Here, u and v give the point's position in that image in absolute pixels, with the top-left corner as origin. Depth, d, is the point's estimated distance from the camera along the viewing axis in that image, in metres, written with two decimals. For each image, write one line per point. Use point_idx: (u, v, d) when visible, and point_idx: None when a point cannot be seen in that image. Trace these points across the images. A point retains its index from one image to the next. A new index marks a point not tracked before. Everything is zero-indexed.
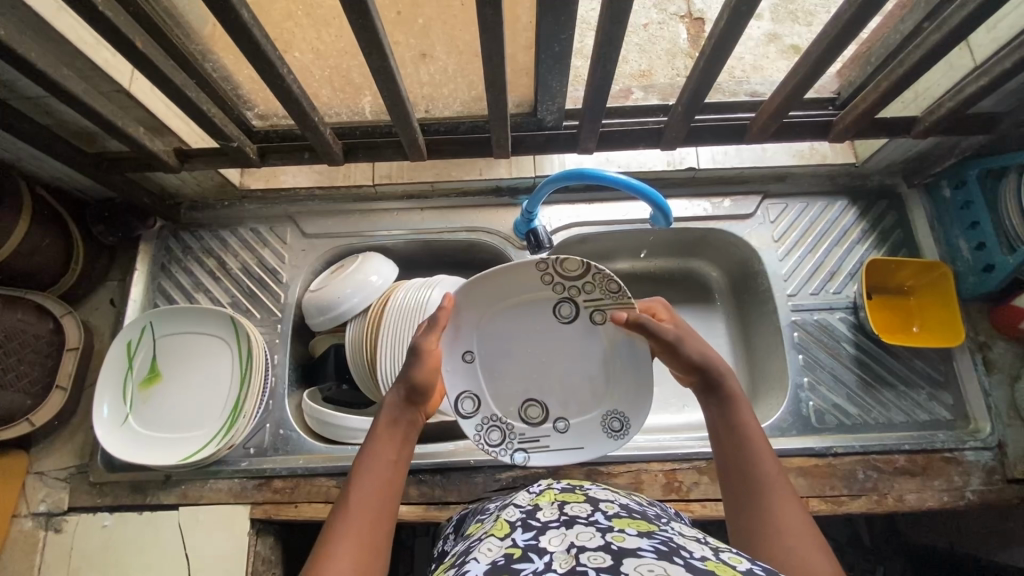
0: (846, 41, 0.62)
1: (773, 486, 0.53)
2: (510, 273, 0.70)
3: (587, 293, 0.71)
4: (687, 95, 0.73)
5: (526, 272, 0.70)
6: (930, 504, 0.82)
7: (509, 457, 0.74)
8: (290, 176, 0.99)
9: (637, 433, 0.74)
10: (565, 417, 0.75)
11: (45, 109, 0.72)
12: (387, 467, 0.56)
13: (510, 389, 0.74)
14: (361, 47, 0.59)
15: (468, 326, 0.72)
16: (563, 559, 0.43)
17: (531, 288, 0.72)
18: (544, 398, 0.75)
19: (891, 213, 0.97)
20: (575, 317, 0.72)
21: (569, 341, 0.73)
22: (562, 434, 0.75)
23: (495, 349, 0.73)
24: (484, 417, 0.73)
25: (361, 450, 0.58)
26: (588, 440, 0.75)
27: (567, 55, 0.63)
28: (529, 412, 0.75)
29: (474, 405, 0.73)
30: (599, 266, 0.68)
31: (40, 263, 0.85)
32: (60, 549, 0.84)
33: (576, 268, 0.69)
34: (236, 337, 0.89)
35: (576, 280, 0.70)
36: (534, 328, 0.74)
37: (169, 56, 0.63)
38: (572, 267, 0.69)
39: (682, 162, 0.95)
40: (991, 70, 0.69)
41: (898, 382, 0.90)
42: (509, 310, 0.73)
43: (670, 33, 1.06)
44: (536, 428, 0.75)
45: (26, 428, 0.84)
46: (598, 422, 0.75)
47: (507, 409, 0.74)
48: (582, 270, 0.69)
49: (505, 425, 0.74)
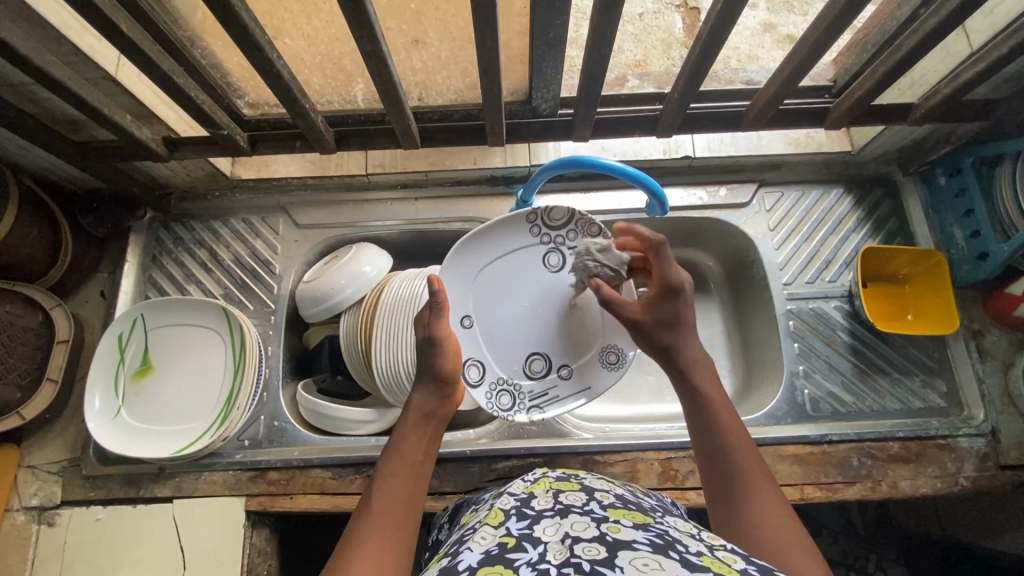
0: (843, 26, 0.62)
1: (755, 478, 0.54)
2: (498, 227, 0.79)
3: (571, 240, 0.79)
4: (683, 82, 0.72)
5: (515, 227, 0.79)
6: (924, 491, 0.82)
7: (524, 415, 0.80)
8: (281, 166, 0.97)
9: (633, 361, 0.80)
10: (567, 363, 0.81)
11: (30, 96, 0.71)
12: (413, 460, 0.60)
13: (514, 349, 0.80)
14: (351, 29, 0.58)
15: (464, 287, 0.79)
16: (558, 550, 0.43)
17: (521, 241, 0.80)
18: (546, 350, 0.81)
19: (886, 201, 0.97)
20: (563, 268, 0.80)
21: (560, 288, 0.80)
22: (568, 380, 0.81)
23: (492, 311, 0.80)
24: (492, 383, 0.79)
25: (389, 444, 0.61)
26: (594, 381, 0.81)
27: (561, 42, 0.62)
28: (533, 367, 0.81)
29: (480, 371, 0.79)
30: (581, 211, 0.78)
31: (27, 256, 0.84)
32: (54, 543, 0.83)
33: (561, 217, 0.79)
34: (229, 326, 0.88)
35: (560, 229, 0.79)
36: (526, 280, 0.80)
37: (155, 40, 0.62)
38: (558, 216, 0.79)
39: (678, 150, 0.94)
40: (988, 55, 0.68)
41: (893, 370, 0.90)
42: (503, 266, 0.80)
43: (666, 23, 1.05)
44: (542, 381, 0.81)
45: (16, 421, 0.83)
46: (596, 360, 0.81)
47: (512, 370, 0.80)
48: (567, 218, 0.79)
49: (513, 387, 0.80)
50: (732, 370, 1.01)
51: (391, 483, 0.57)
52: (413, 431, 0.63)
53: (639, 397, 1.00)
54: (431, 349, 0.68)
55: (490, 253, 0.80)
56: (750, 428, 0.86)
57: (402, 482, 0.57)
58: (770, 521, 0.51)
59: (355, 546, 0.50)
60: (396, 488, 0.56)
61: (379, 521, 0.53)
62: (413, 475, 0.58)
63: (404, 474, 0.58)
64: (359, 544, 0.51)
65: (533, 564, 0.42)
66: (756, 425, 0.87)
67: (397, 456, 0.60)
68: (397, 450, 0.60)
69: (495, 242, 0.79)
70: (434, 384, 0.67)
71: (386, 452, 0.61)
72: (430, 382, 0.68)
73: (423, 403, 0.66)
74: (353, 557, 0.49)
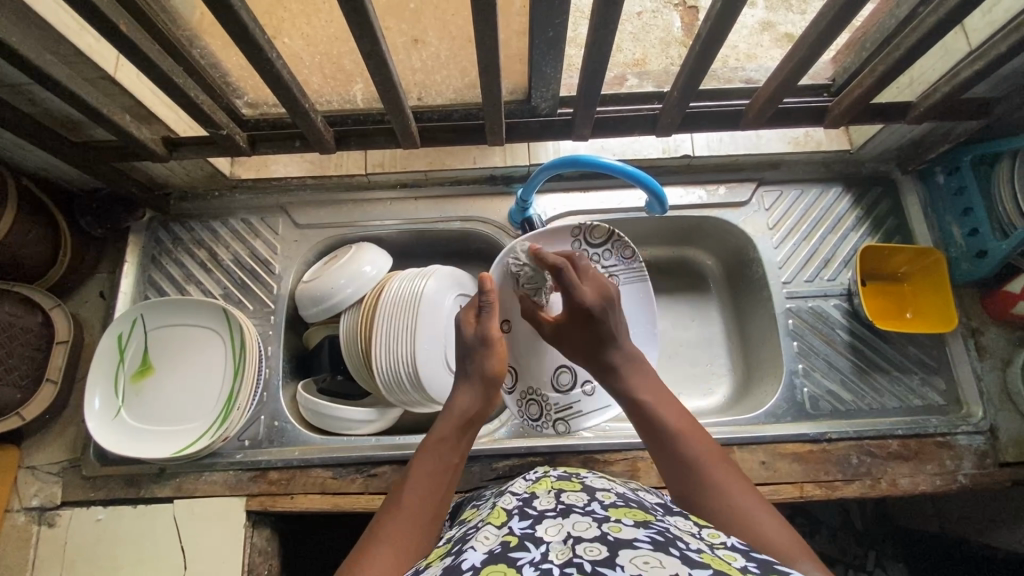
0: (841, 26, 0.62)
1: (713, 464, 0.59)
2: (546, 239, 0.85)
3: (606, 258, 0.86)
4: (682, 81, 0.72)
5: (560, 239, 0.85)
6: (923, 488, 0.83)
7: (548, 427, 0.87)
8: (280, 166, 0.98)
9: None
10: (591, 381, 0.87)
11: (28, 96, 0.71)
12: (448, 465, 0.64)
13: (543, 362, 0.87)
14: (351, 28, 0.57)
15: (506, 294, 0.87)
16: (560, 550, 0.43)
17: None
18: (574, 366, 0.87)
19: (886, 200, 0.97)
20: None
21: None
22: (591, 396, 0.87)
23: (528, 319, 0.88)
24: (522, 392, 0.87)
25: (429, 441, 0.66)
26: (615, 399, 0.87)
27: (561, 41, 0.62)
28: (560, 379, 0.87)
29: (513, 378, 0.87)
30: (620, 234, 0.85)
31: (27, 256, 0.84)
32: (55, 544, 0.83)
33: (601, 235, 0.86)
34: (229, 327, 0.87)
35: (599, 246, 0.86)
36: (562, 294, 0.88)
37: (153, 39, 0.62)
38: (599, 234, 0.85)
39: (678, 149, 0.94)
40: (986, 54, 0.69)
41: (891, 368, 0.90)
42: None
43: (664, 21, 1.04)
44: (567, 395, 0.87)
45: (17, 422, 0.83)
46: None
47: (541, 382, 0.87)
48: (606, 238, 0.86)
49: (540, 397, 0.87)
50: (732, 370, 1.01)
51: (424, 482, 0.61)
52: (453, 434, 0.66)
53: None
54: (482, 350, 0.72)
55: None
56: (750, 426, 0.87)
57: (434, 485, 0.61)
58: (739, 504, 0.55)
59: (383, 538, 0.55)
60: (427, 487, 0.61)
61: (408, 518, 0.58)
62: (448, 481, 0.63)
63: (436, 477, 0.62)
64: (388, 537, 0.55)
65: (535, 564, 0.42)
66: (755, 424, 0.87)
67: (434, 456, 0.64)
68: (435, 451, 0.64)
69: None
70: (481, 385, 0.71)
71: (425, 449, 0.65)
72: (478, 381, 0.71)
73: (470, 406, 0.69)
74: (381, 549, 0.54)
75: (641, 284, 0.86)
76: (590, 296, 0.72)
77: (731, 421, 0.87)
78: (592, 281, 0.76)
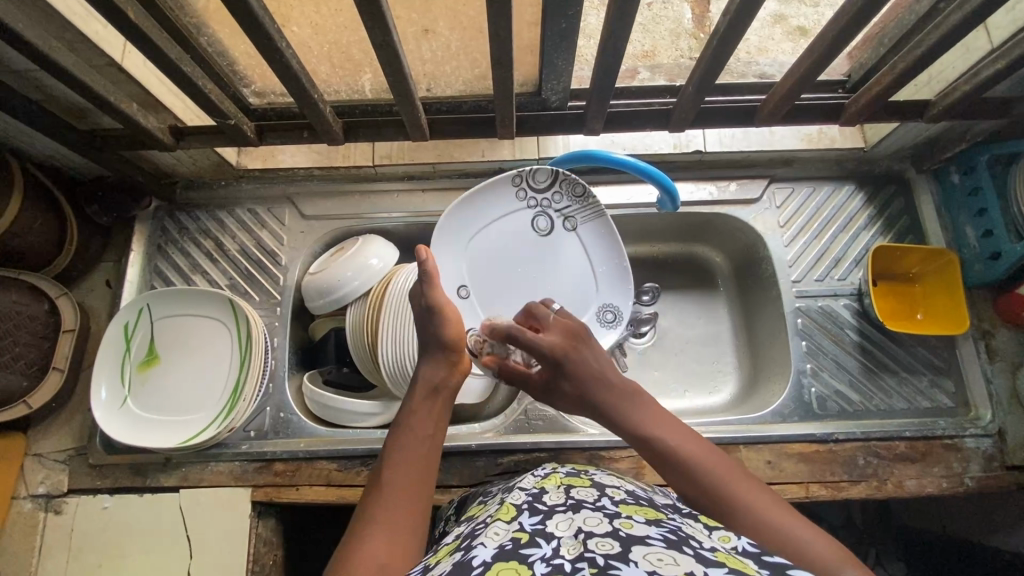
0: (864, 22, 0.61)
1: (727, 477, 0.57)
2: (487, 192, 0.82)
3: (557, 203, 0.84)
4: (698, 75, 0.71)
5: (503, 188, 0.83)
6: (929, 490, 0.83)
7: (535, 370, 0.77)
8: (288, 155, 0.97)
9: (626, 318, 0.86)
10: None
11: (34, 83, 0.70)
12: (424, 434, 0.63)
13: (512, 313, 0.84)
14: (363, 19, 0.56)
15: (458, 253, 0.83)
16: (571, 545, 0.43)
17: (511, 205, 0.84)
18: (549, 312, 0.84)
19: (900, 198, 0.95)
20: (551, 231, 0.85)
21: (551, 251, 0.85)
22: None
23: (487, 279, 0.84)
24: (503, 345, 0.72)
25: (404, 414, 0.65)
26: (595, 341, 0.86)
27: (574, 32, 0.61)
28: None
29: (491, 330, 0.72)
30: (565, 173, 0.82)
31: (32, 245, 0.84)
32: (61, 531, 0.84)
33: (544, 179, 0.83)
34: (235, 317, 0.87)
35: (545, 192, 0.83)
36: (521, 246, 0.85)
37: (161, 28, 0.61)
38: (542, 178, 0.82)
39: (689, 145, 0.93)
40: (1009, 53, 0.67)
41: (900, 369, 0.89)
42: (492, 236, 0.84)
43: (675, 12, 1.03)
44: None
45: (23, 409, 0.84)
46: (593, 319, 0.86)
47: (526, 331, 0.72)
48: (549, 181, 0.83)
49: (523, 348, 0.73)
50: (737, 369, 1.00)
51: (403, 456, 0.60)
52: (423, 406, 0.65)
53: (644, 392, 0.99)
54: (431, 319, 0.70)
55: (478, 223, 0.84)
56: (755, 426, 0.86)
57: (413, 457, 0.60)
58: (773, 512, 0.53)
59: (369, 519, 0.54)
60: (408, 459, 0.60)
61: (390, 497, 0.56)
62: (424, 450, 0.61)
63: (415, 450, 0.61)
64: (373, 518, 0.54)
65: (547, 560, 0.42)
66: (761, 423, 0.87)
67: (408, 430, 0.63)
68: (408, 425, 0.63)
69: (480, 212, 0.83)
70: (444, 355, 0.69)
71: (400, 423, 0.64)
72: (437, 351, 0.69)
73: (433, 375, 0.68)
74: (368, 530, 0.53)
75: (600, 220, 0.84)
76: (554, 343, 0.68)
77: (736, 419, 0.87)
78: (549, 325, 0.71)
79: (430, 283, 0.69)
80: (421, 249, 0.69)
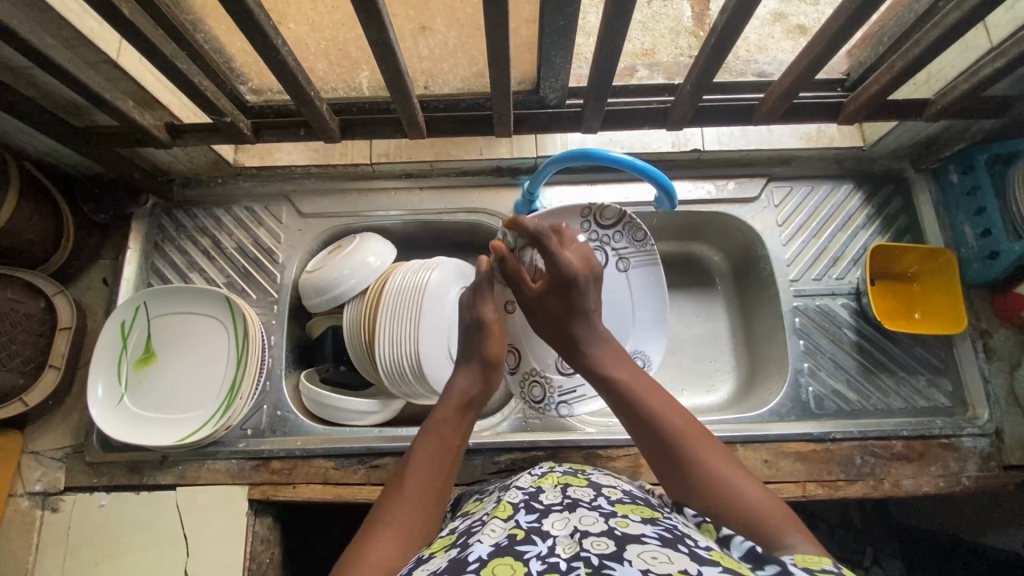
0: (863, 19, 0.60)
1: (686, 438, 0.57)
2: (556, 216, 0.82)
3: (616, 242, 0.83)
4: (696, 74, 0.70)
5: (570, 216, 0.82)
6: (926, 489, 0.83)
7: (554, 410, 0.85)
8: (285, 153, 0.97)
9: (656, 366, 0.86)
10: None
11: (30, 80, 0.70)
12: (450, 446, 0.63)
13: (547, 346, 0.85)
14: (359, 16, 0.56)
15: None
16: (567, 544, 0.43)
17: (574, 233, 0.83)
18: None
19: (898, 198, 0.95)
20: (604, 269, 0.84)
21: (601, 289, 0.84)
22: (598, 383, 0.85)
23: None
24: (524, 374, 0.85)
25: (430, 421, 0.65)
26: None
27: (571, 30, 0.61)
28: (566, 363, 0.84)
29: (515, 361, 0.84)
30: (632, 216, 0.81)
31: (28, 243, 0.84)
32: (58, 529, 0.84)
33: (612, 216, 0.82)
34: (231, 315, 0.87)
35: (609, 228, 0.82)
36: None
37: (156, 25, 0.61)
38: (610, 214, 0.81)
39: (688, 143, 0.93)
40: (1008, 51, 0.67)
41: (897, 368, 0.89)
42: None
43: (674, 10, 1.02)
44: (571, 378, 0.85)
45: (21, 407, 0.83)
46: None
47: (544, 364, 0.85)
48: (616, 219, 0.82)
49: (543, 380, 0.85)
50: (735, 368, 1.00)
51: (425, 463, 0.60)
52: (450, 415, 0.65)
53: None
54: (477, 331, 0.72)
55: None
56: (753, 425, 0.86)
57: (435, 465, 0.60)
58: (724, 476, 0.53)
59: (383, 520, 0.54)
60: (429, 467, 0.60)
61: (408, 501, 0.56)
62: (448, 461, 0.61)
63: (437, 458, 0.61)
64: (388, 519, 0.54)
65: (542, 558, 0.42)
66: (758, 422, 0.87)
67: (434, 436, 0.63)
68: (435, 432, 0.63)
69: None
70: (480, 365, 0.70)
71: (426, 429, 0.64)
72: (476, 363, 0.70)
73: (467, 387, 0.68)
74: (380, 531, 0.53)
75: (652, 269, 0.83)
76: (577, 264, 0.70)
77: (733, 418, 0.87)
78: (574, 248, 0.73)
79: (481, 293, 0.73)
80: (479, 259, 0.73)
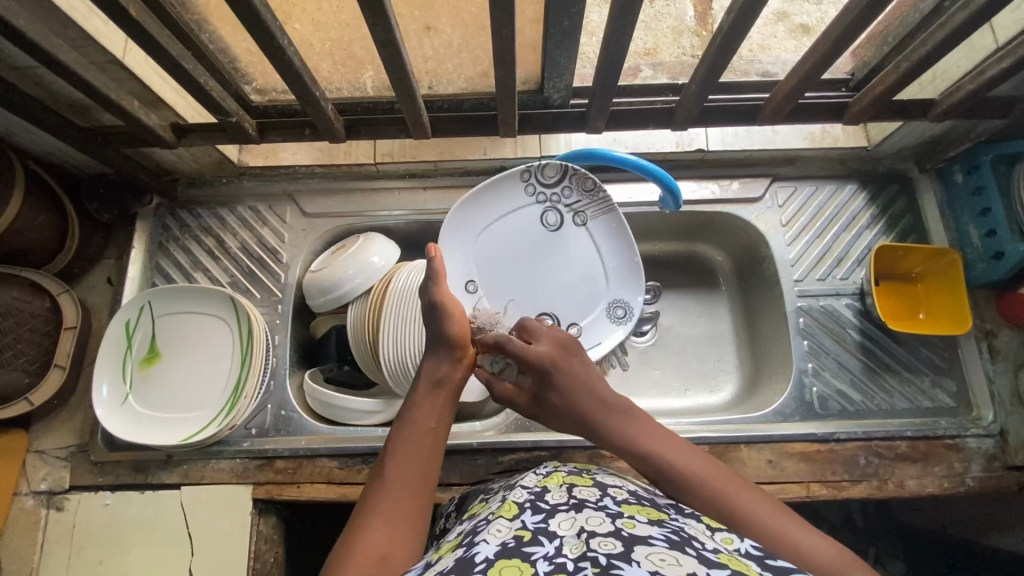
0: (870, 18, 0.60)
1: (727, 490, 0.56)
2: (495, 187, 0.84)
3: (567, 198, 0.85)
4: (701, 74, 0.70)
5: (511, 184, 0.84)
6: (930, 490, 0.82)
7: None
8: (290, 153, 0.97)
9: (639, 315, 0.87)
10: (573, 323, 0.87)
11: (35, 79, 0.70)
12: (427, 428, 0.62)
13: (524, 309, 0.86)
14: (365, 16, 0.56)
15: (464, 249, 0.85)
16: (574, 545, 0.43)
17: (518, 200, 0.85)
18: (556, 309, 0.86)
19: (902, 198, 0.95)
20: (561, 225, 0.86)
21: (563, 244, 0.86)
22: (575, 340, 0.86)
23: (493, 272, 0.86)
24: None
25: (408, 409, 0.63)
26: (603, 336, 0.87)
27: (577, 30, 0.61)
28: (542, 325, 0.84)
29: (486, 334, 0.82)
30: (574, 168, 0.83)
31: (34, 242, 0.84)
32: (63, 528, 0.84)
33: (553, 174, 0.84)
34: (235, 315, 0.87)
35: (554, 187, 0.85)
36: (530, 239, 0.86)
37: (163, 25, 0.61)
38: (551, 173, 0.84)
39: (691, 144, 0.93)
40: (1013, 52, 0.67)
41: (901, 369, 0.89)
42: (499, 230, 0.86)
43: (677, 10, 1.02)
44: None
45: (26, 406, 0.84)
46: (603, 314, 0.87)
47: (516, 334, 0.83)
48: (559, 176, 0.84)
49: None
50: (739, 368, 1.00)
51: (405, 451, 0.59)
52: (425, 398, 0.64)
53: (643, 390, 0.99)
54: (435, 314, 0.69)
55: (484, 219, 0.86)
56: (756, 425, 0.86)
57: (413, 450, 0.59)
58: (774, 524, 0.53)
59: (367, 514, 0.54)
60: (408, 453, 0.59)
61: (392, 492, 0.55)
62: (427, 444, 0.60)
63: (416, 445, 0.60)
64: (373, 512, 0.54)
65: (550, 559, 0.42)
66: (762, 422, 0.86)
67: (410, 424, 0.62)
68: (411, 418, 0.62)
69: (483, 206, 0.85)
70: (446, 350, 0.68)
71: (403, 417, 0.63)
72: (442, 349, 0.68)
73: (434, 368, 0.67)
74: (366, 525, 0.52)
75: (611, 216, 0.84)
76: (546, 351, 0.68)
77: (738, 418, 0.87)
78: (543, 333, 0.70)
79: (434, 280, 0.71)
80: (428, 248, 0.71)
